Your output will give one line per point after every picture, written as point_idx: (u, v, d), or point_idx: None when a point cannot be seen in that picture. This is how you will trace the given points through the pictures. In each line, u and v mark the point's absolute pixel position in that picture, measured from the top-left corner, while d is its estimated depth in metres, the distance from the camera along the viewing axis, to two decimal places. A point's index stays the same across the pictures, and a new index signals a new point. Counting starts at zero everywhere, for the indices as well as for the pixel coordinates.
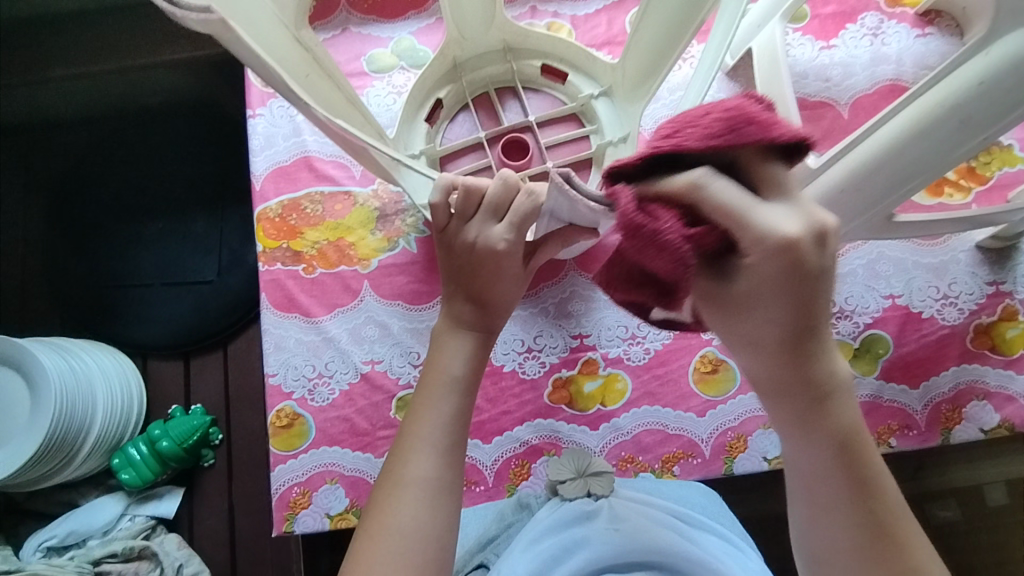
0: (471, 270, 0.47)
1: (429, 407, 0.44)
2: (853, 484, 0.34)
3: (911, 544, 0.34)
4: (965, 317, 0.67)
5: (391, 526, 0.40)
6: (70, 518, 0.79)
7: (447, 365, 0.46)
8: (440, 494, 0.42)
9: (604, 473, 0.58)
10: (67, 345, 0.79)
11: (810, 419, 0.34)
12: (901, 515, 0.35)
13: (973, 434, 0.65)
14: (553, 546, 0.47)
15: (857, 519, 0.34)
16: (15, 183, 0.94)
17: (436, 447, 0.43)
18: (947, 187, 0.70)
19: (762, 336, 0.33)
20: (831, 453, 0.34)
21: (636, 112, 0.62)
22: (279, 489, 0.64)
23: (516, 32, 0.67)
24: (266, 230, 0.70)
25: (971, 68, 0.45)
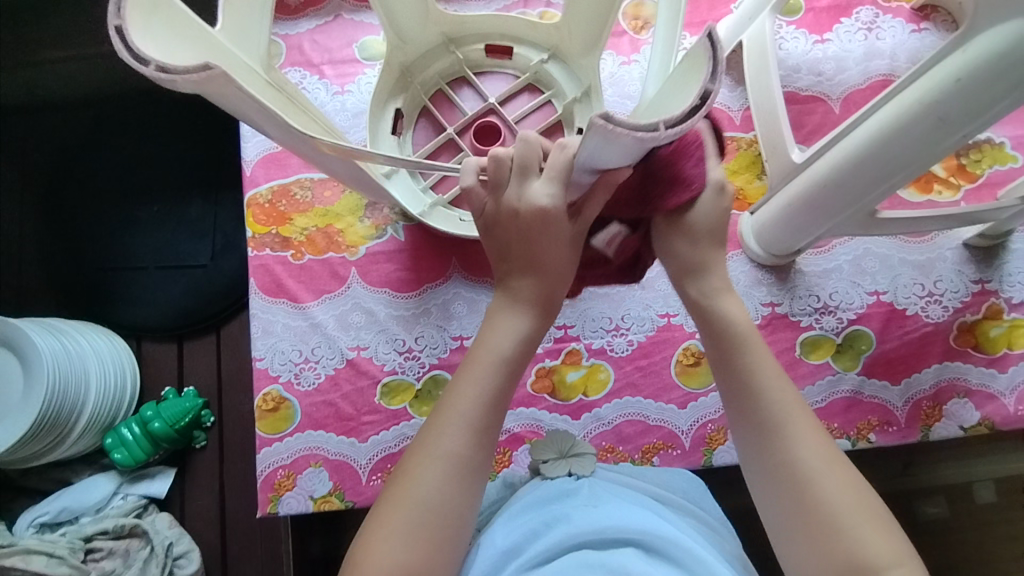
0: (522, 235, 0.46)
1: (466, 383, 0.45)
2: (734, 363, 0.48)
3: (785, 412, 0.45)
4: (949, 315, 0.67)
5: (415, 496, 0.42)
6: (62, 496, 0.81)
7: (487, 346, 0.46)
8: (468, 472, 0.43)
9: (586, 454, 0.56)
10: (61, 326, 0.80)
11: (700, 304, 0.50)
12: (787, 397, 0.46)
13: (952, 431, 0.65)
14: (533, 520, 0.48)
15: (750, 411, 0.46)
16: (13, 166, 0.95)
17: (467, 425, 0.44)
18: (936, 184, 0.70)
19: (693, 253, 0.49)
20: (719, 350, 0.49)
21: (592, 68, 0.64)
22: (265, 472, 0.65)
23: (454, 24, 0.67)
24: (255, 216, 0.71)
25: (948, 64, 0.44)
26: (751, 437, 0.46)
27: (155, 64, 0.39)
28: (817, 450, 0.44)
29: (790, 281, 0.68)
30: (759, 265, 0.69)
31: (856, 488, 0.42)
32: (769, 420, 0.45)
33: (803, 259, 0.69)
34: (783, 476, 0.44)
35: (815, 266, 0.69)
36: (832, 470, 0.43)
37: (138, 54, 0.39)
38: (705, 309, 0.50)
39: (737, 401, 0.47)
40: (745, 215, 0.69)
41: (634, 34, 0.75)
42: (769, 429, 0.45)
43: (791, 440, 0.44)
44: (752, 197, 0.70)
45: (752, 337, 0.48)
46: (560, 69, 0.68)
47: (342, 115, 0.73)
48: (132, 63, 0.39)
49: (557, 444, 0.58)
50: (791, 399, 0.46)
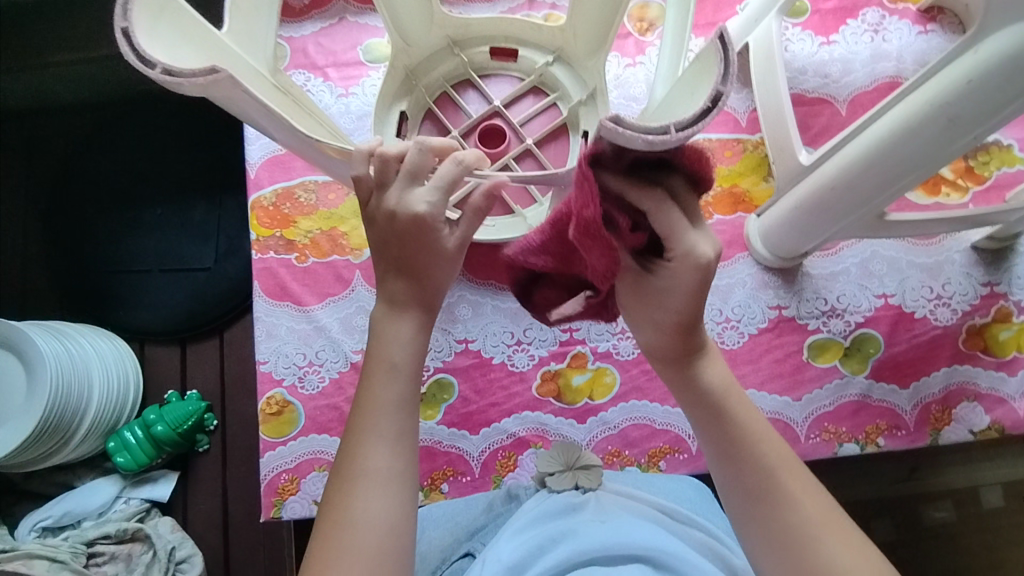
0: (394, 238, 0.44)
1: (372, 401, 0.44)
2: (725, 429, 0.46)
3: (779, 475, 0.44)
4: (958, 318, 0.67)
5: (351, 519, 0.41)
6: (65, 500, 0.80)
7: (389, 354, 0.45)
8: (392, 483, 0.42)
9: (593, 467, 0.57)
10: (63, 329, 0.80)
11: (678, 370, 0.48)
12: (780, 460, 0.45)
13: (962, 435, 0.65)
14: (539, 536, 0.47)
15: (739, 475, 0.45)
16: (16, 168, 0.95)
17: (387, 438, 0.43)
18: (944, 187, 0.69)
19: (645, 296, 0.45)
20: (704, 412, 0.47)
21: (597, 72, 0.64)
22: (268, 476, 0.65)
23: (458, 26, 0.66)
24: (259, 218, 0.70)
25: (960, 65, 0.44)
26: (742, 504, 0.45)
27: (162, 66, 0.39)
28: (814, 510, 0.43)
29: (797, 283, 0.68)
30: (766, 268, 0.68)
31: (862, 553, 0.42)
32: (765, 485, 0.44)
33: (810, 262, 0.69)
34: (784, 543, 0.43)
35: (822, 269, 0.68)
36: (831, 530, 0.43)
37: (144, 55, 0.39)
38: (683, 375, 0.47)
39: (725, 465, 0.46)
40: (752, 217, 0.68)
41: (639, 36, 0.74)
42: (765, 494, 0.44)
43: (790, 505, 0.43)
44: (758, 200, 0.70)
45: (733, 399, 0.47)
46: (565, 71, 0.67)
47: (346, 117, 0.73)
48: (138, 63, 0.39)
49: (563, 456, 0.58)
50: (781, 458, 0.45)
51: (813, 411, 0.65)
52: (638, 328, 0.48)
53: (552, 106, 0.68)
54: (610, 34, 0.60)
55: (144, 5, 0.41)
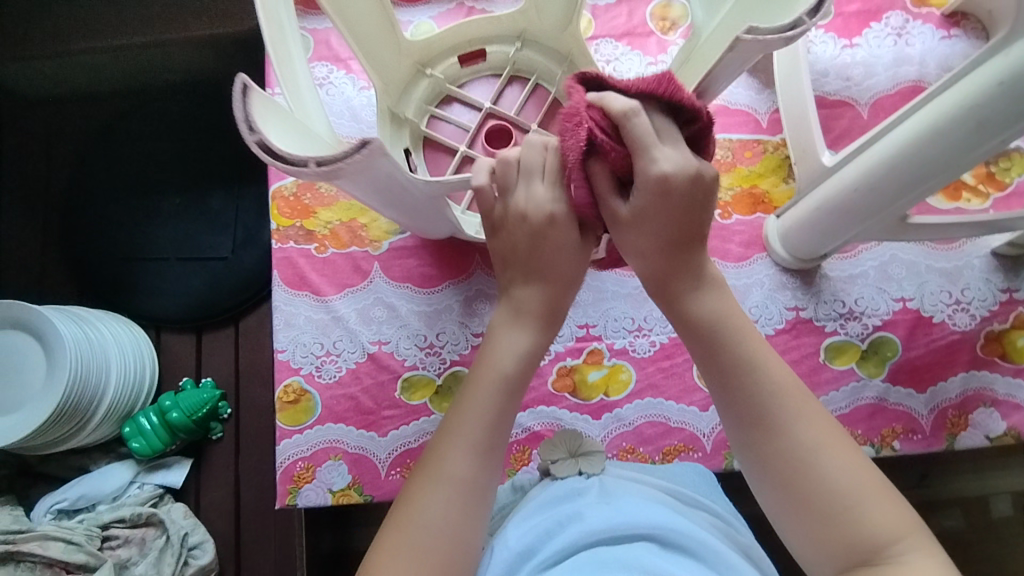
0: (529, 239, 0.46)
1: (472, 402, 0.45)
2: (720, 361, 0.44)
3: (778, 403, 0.42)
4: (976, 323, 0.67)
5: (417, 518, 0.42)
6: (80, 483, 0.81)
7: (493, 363, 0.46)
8: (474, 494, 0.43)
9: (597, 453, 0.55)
10: (83, 314, 0.80)
11: (673, 296, 0.46)
12: (779, 383, 0.43)
13: (978, 440, 0.65)
14: (545, 521, 0.46)
15: (732, 403, 0.43)
16: (38, 154, 0.96)
17: (473, 448, 0.43)
18: (964, 192, 0.69)
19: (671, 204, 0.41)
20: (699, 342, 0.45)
21: (571, 40, 0.66)
22: (284, 463, 0.65)
23: (422, 50, 0.67)
24: (280, 208, 0.71)
25: (993, 67, 0.44)
26: (737, 431, 0.43)
27: (314, 161, 0.42)
28: (811, 433, 0.41)
29: (815, 285, 0.68)
30: (784, 269, 0.68)
31: (863, 470, 0.40)
32: (759, 412, 0.42)
33: (829, 264, 0.68)
34: (776, 468, 0.41)
35: (841, 271, 0.68)
36: (833, 451, 0.41)
37: (294, 160, 0.41)
38: (676, 306, 0.46)
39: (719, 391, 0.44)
40: (771, 218, 0.68)
41: (662, 35, 0.74)
42: (756, 419, 0.42)
43: (781, 429, 0.41)
44: (777, 201, 0.70)
45: (729, 323, 0.44)
46: (536, 53, 0.69)
47: (367, 111, 0.73)
48: (293, 169, 0.42)
49: (566, 442, 0.55)
50: (784, 384, 0.43)
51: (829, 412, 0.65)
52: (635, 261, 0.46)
53: (536, 89, 0.69)
54: (578, 2, 0.62)
55: (257, 111, 0.43)
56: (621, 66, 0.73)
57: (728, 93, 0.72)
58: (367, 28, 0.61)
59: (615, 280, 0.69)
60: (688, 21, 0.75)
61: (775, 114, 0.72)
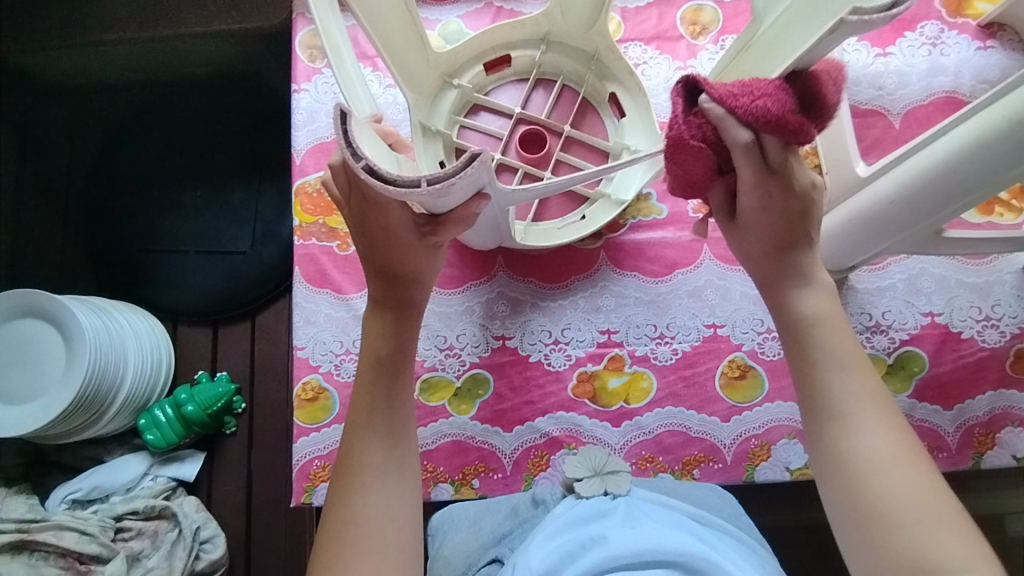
0: (385, 242, 0.49)
1: (369, 392, 0.49)
2: (812, 352, 0.47)
3: (849, 410, 0.45)
4: (1007, 340, 0.65)
5: (354, 513, 0.45)
6: (94, 474, 0.81)
7: (386, 353, 0.50)
8: (389, 474, 0.47)
9: (620, 471, 0.56)
10: (103, 304, 0.80)
11: (776, 293, 0.50)
12: (858, 394, 0.45)
13: (1005, 460, 0.63)
14: (568, 543, 0.45)
15: (810, 395, 0.46)
16: (62, 143, 0.96)
17: (378, 433, 0.48)
18: (998, 206, 0.68)
19: (768, 239, 0.49)
20: (791, 342, 0.48)
21: (597, 38, 0.65)
22: (300, 461, 0.65)
23: (448, 60, 0.66)
24: (303, 205, 0.70)
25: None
26: (811, 422, 0.47)
27: (426, 179, 0.38)
28: (889, 442, 0.44)
29: (842, 297, 0.67)
30: None
31: (923, 476, 0.42)
32: (826, 407, 0.46)
33: (856, 276, 0.67)
34: (841, 470, 0.44)
35: (868, 283, 0.67)
36: (907, 462, 0.43)
37: (405, 181, 0.37)
38: (780, 302, 0.49)
39: (804, 378, 0.47)
40: None
41: (691, 39, 0.73)
42: (831, 416, 0.45)
43: (854, 427, 0.44)
44: None
45: (837, 326, 0.47)
46: (561, 54, 0.68)
47: (393, 109, 0.73)
48: (405, 191, 0.38)
49: (591, 462, 0.57)
50: (864, 396, 0.45)
51: None
52: (745, 262, 0.52)
53: (563, 90, 0.70)
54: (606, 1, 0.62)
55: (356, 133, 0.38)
56: (649, 70, 0.73)
57: None
58: (396, 41, 0.59)
59: (637, 285, 0.68)
60: (718, 26, 0.74)
61: None
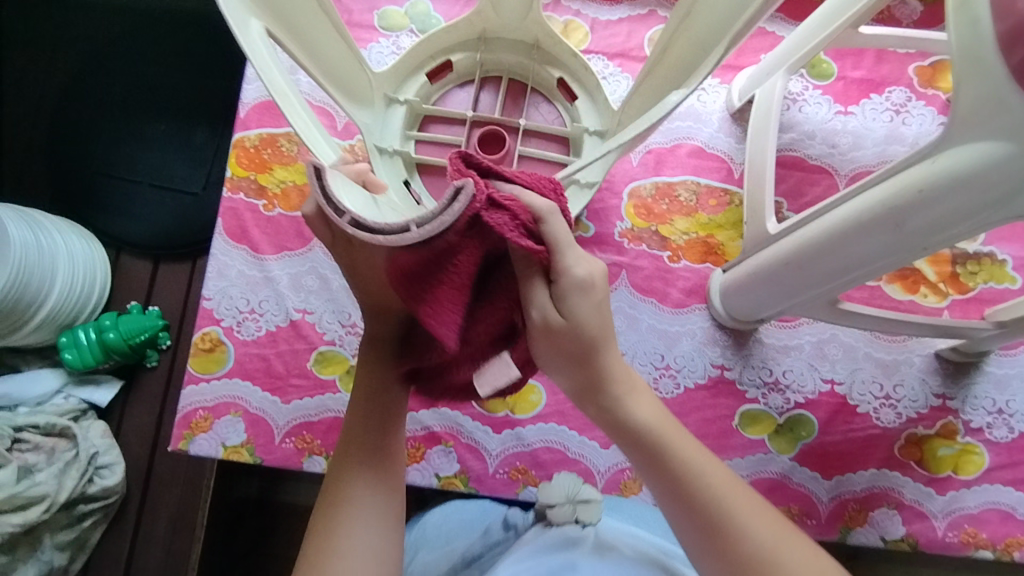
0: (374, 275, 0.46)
1: (372, 429, 0.48)
2: (655, 458, 0.44)
3: (703, 485, 0.43)
4: (901, 422, 0.65)
5: (337, 546, 0.43)
6: (6, 382, 0.83)
7: (377, 394, 0.49)
8: (379, 508, 0.45)
9: (593, 500, 0.56)
10: (42, 221, 0.82)
11: (605, 405, 0.45)
12: (703, 463, 0.44)
13: (872, 540, 0.63)
14: (542, 565, 0.46)
15: (669, 489, 0.44)
16: (42, 53, 0.96)
17: (372, 470, 0.46)
18: (923, 286, 0.67)
19: (565, 348, 0.42)
20: (638, 451, 0.45)
21: (534, 27, 0.65)
22: (184, 408, 0.65)
23: (388, 78, 0.65)
24: (238, 158, 0.71)
25: (914, 172, 0.40)
26: (677, 514, 0.44)
27: (415, 222, 0.35)
28: (736, 496, 0.43)
29: (746, 348, 0.66)
30: (718, 324, 0.67)
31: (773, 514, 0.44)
32: (687, 495, 0.43)
33: (766, 330, 0.67)
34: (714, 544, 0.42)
35: (776, 339, 0.66)
36: (752, 509, 0.43)
37: (393, 228, 0.35)
38: (611, 416, 0.45)
39: (655, 479, 0.44)
40: (718, 271, 0.67)
41: None
42: (691, 500, 0.43)
43: (712, 503, 0.43)
44: (730, 255, 0.68)
45: (668, 435, 0.44)
46: (500, 50, 0.68)
47: None
48: (396, 238, 0.35)
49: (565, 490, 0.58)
50: (707, 465, 0.44)
51: None
52: (555, 376, 0.47)
53: (510, 86, 0.68)
54: None
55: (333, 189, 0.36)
56: (607, 86, 0.71)
57: (708, 136, 0.70)
58: (334, 65, 0.56)
59: None
60: None
61: None
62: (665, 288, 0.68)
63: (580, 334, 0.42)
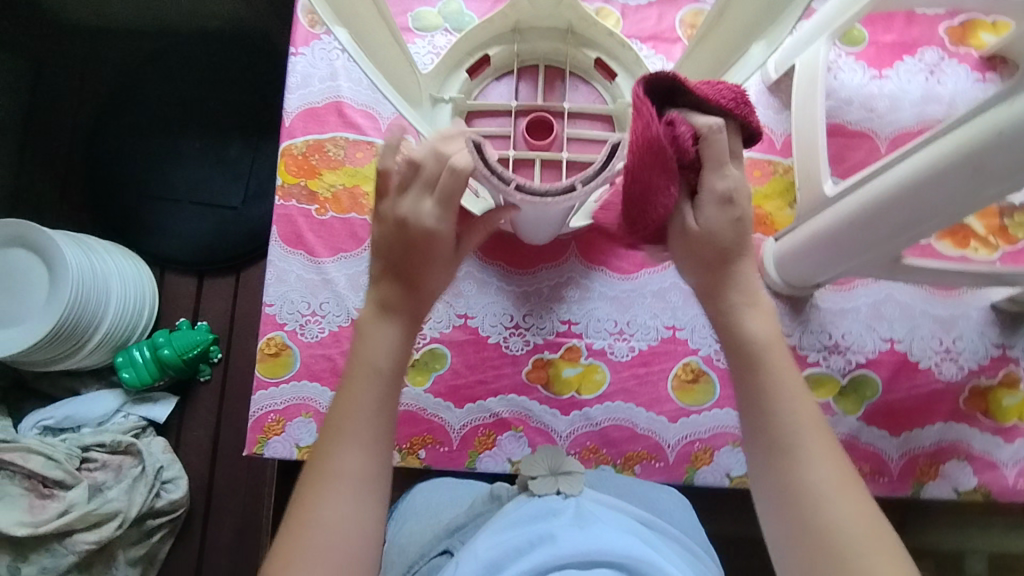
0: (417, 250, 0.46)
1: (352, 397, 0.43)
2: (753, 383, 0.43)
3: (796, 436, 0.41)
4: (963, 375, 0.66)
5: (316, 517, 0.40)
6: (67, 405, 0.84)
7: (369, 355, 0.44)
8: (362, 484, 0.41)
9: (577, 471, 0.51)
10: (92, 243, 0.83)
11: (720, 311, 0.45)
12: (800, 416, 0.42)
13: (945, 493, 0.64)
14: (517, 537, 0.42)
15: (756, 422, 0.42)
16: (71, 81, 0.97)
17: (359, 440, 0.42)
18: (973, 241, 0.68)
19: (700, 248, 0.45)
20: (740, 368, 0.44)
21: (567, 12, 0.64)
22: (256, 413, 0.67)
23: (432, 79, 0.67)
24: (287, 166, 0.72)
25: (993, 115, 0.41)
26: (757, 454, 0.42)
27: (580, 182, 0.50)
28: (828, 466, 0.40)
29: (804, 313, 0.67)
30: (775, 293, 0.67)
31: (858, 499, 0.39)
32: (779, 439, 0.41)
33: (821, 294, 0.68)
34: (789, 498, 0.40)
35: (832, 303, 0.67)
36: (836, 483, 0.40)
37: (560, 189, 0.51)
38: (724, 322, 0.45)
39: (746, 405, 0.43)
40: (769, 240, 0.68)
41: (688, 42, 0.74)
42: (780, 449, 0.41)
43: (800, 457, 0.40)
44: (779, 224, 0.69)
45: (775, 360, 0.43)
46: (535, 39, 0.67)
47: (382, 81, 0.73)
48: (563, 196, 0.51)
49: (550, 460, 0.53)
50: (803, 417, 0.42)
51: None
52: (682, 273, 0.48)
53: (547, 75, 0.68)
54: None
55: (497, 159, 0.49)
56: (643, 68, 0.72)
57: None
58: None
59: (604, 281, 0.69)
60: None
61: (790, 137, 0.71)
62: None
63: (713, 239, 0.44)
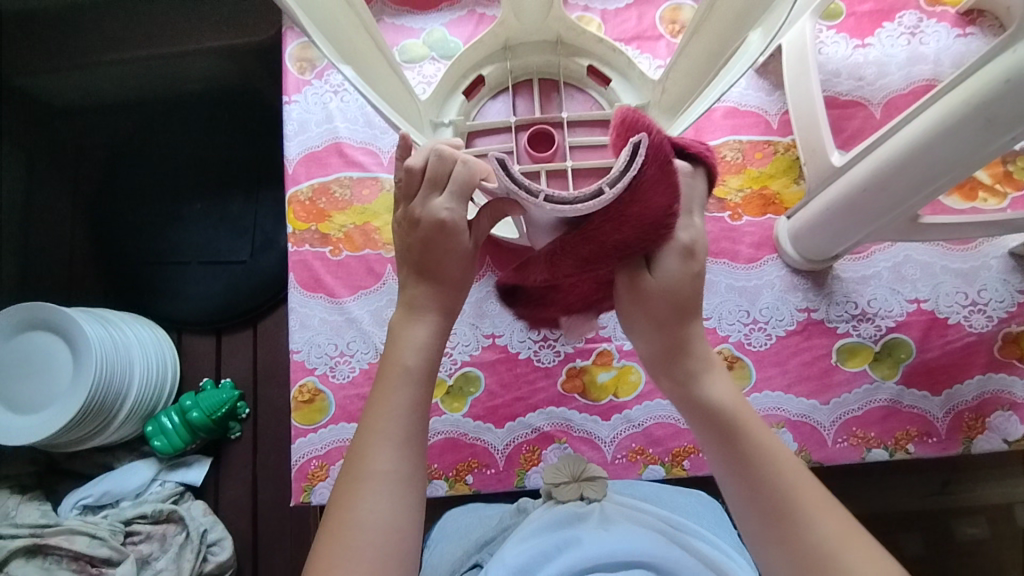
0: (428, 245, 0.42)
1: (384, 400, 0.41)
2: (741, 450, 0.41)
3: (795, 495, 0.39)
4: (994, 325, 0.66)
5: (354, 519, 0.37)
6: (104, 480, 0.83)
7: (403, 357, 0.42)
8: (402, 488, 0.39)
9: (599, 477, 0.53)
10: (109, 316, 0.83)
11: (680, 381, 0.44)
12: (795, 478, 0.40)
13: (996, 444, 0.63)
14: (544, 543, 0.42)
15: (752, 492, 0.39)
16: (66, 159, 0.98)
17: (395, 440, 0.39)
18: (981, 192, 0.68)
19: (656, 314, 0.44)
20: (719, 437, 0.42)
21: (555, 24, 0.66)
22: (299, 461, 0.66)
23: (430, 105, 0.68)
24: (296, 213, 0.72)
25: (999, 66, 0.42)
26: (758, 526, 0.39)
27: (608, 183, 0.39)
28: (830, 519, 0.38)
29: (827, 286, 0.67)
30: (795, 270, 0.68)
31: (866, 547, 0.37)
32: (780, 504, 0.39)
33: (841, 265, 0.68)
34: (806, 565, 0.37)
35: (853, 272, 0.68)
36: (844, 535, 0.37)
37: (588, 194, 0.39)
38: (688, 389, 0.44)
39: (735, 477, 0.41)
40: (781, 219, 0.68)
41: (671, 37, 0.75)
42: (782, 513, 0.38)
43: (805, 516, 0.38)
44: (789, 202, 0.70)
45: (750, 420, 0.42)
46: (528, 54, 0.68)
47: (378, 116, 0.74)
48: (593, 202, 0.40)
49: (569, 467, 0.54)
50: (796, 476, 0.40)
51: (841, 415, 0.65)
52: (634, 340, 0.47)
53: (542, 88, 0.69)
54: None
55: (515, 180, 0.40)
56: None
57: (739, 96, 0.72)
58: (392, 93, 0.59)
59: None
60: None
61: (785, 115, 0.72)
62: (734, 246, 0.69)
63: (670, 294, 0.43)
